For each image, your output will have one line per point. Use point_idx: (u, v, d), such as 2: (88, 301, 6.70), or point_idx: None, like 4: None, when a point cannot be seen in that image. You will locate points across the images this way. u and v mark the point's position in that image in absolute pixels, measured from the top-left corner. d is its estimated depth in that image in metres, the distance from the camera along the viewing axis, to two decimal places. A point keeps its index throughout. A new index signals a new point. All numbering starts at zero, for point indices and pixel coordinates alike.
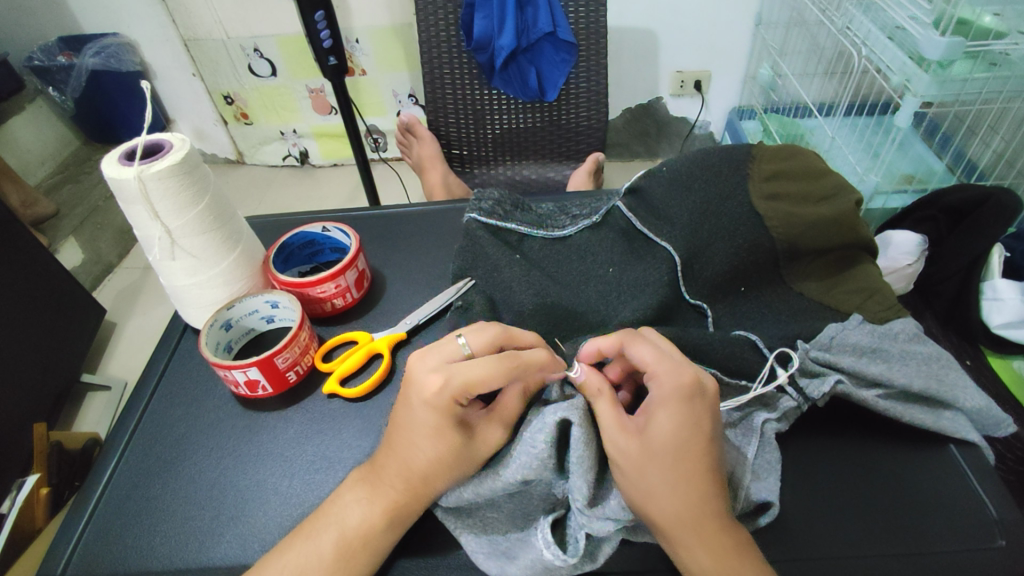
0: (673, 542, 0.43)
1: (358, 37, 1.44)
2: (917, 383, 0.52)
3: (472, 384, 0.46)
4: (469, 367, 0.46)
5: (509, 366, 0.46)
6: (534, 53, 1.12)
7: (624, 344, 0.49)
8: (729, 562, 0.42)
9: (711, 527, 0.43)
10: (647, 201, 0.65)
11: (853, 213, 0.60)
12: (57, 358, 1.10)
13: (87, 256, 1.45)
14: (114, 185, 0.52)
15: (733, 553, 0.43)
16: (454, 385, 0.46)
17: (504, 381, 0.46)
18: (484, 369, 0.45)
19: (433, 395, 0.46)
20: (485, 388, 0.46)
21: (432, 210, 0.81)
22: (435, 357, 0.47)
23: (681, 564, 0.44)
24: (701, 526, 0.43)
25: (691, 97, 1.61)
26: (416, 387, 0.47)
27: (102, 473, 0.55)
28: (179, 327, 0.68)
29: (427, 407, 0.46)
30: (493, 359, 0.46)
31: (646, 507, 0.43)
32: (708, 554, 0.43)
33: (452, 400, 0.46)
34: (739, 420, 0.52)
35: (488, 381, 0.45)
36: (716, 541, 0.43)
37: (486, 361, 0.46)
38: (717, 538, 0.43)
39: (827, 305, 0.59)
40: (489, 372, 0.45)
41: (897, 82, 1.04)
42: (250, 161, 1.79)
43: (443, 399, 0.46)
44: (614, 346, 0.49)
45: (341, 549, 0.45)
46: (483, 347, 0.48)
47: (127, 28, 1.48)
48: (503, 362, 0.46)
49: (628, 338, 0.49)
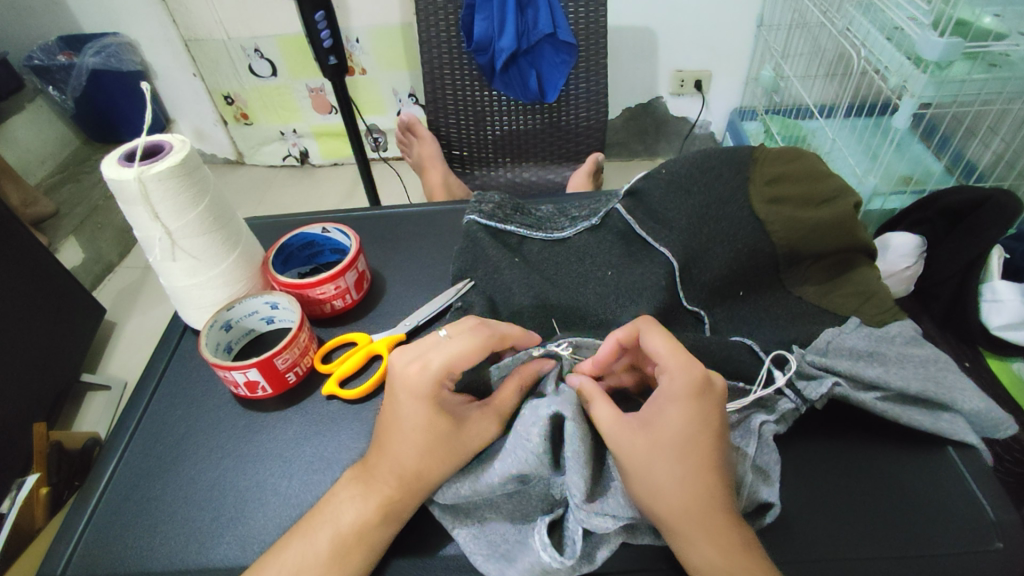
0: (675, 535, 0.44)
1: (357, 36, 1.44)
2: (914, 385, 0.52)
3: (451, 364, 0.47)
4: (446, 349, 0.48)
5: (485, 341, 0.49)
6: (534, 54, 1.11)
7: (640, 332, 0.49)
8: (735, 558, 0.43)
9: (718, 523, 0.43)
10: (645, 201, 0.66)
11: (853, 216, 0.61)
12: (56, 358, 1.10)
13: (88, 256, 1.45)
14: (114, 186, 0.52)
15: (737, 547, 0.43)
16: (433, 369, 0.47)
17: (482, 355, 0.48)
18: (460, 346, 0.48)
19: (417, 381, 0.47)
20: (465, 363, 0.48)
21: (432, 211, 0.81)
22: (415, 347, 0.49)
23: (684, 557, 0.44)
24: (708, 520, 0.43)
25: (691, 96, 1.61)
26: (398, 379, 0.48)
27: (101, 474, 0.56)
28: (179, 327, 0.68)
29: (413, 395, 0.47)
30: (467, 337, 0.48)
31: (648, 500, 0.44)
32: (713, 549, 0.43)
33: (437, 383, 0.47)
34: (739, 422, 0.52)
35: (465, 356, 0.47)
36: (722, 535, 0.43)
37: (463, 340, 0.48)
38: (721, 532, 0.43)
39: (827, 309, 0.60)
40: (465, 347, 0.48)
41: (895, 83, 1.05)
42: (250, 160, 1.79)
43: (427, 381, 0.47)
44: (631, 335, 0.49)
45: (337, 547, 0.45)
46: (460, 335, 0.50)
47: (127, 27, 1.48)
48: (476, 338, 0.48)
49: (645, 326, 0.49)
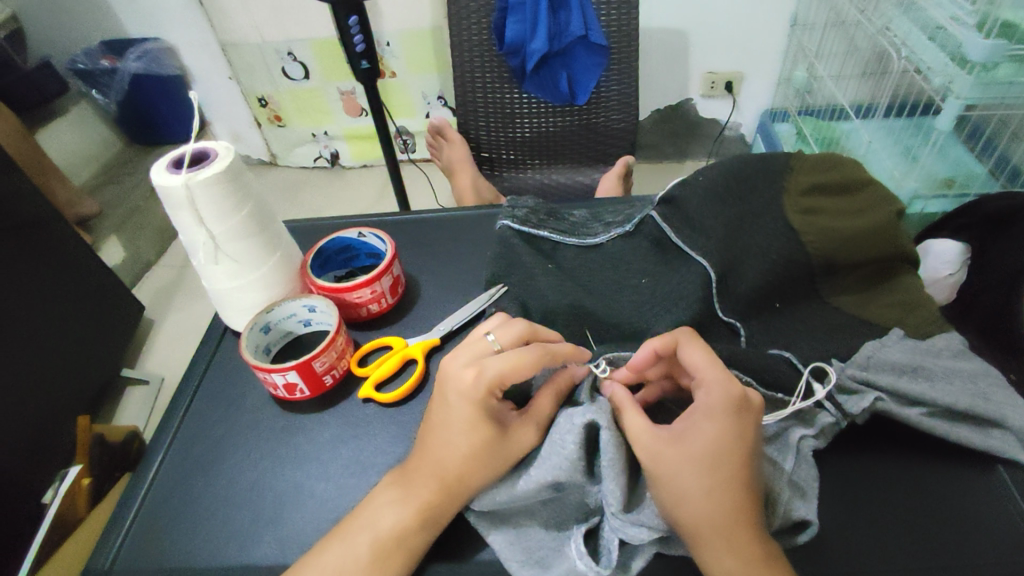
0: (699, 546, 0.43)
1: (389, 40, 1.46)
2: (963, 401, 0.51)
3: (504, 374, 0.48)
4: (501, 358, 0.48)
5: (538, 356, 0.48)
6: (567, 55, 1.12)
7: (680, 342, 0.48)
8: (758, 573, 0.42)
9: (743, 537, 0.42)
10: (682, 209, 0.64)
11: (895, 223, 0.60)
12: (98, 353, 1.13)
13: (128, 254, 1.50)
14: (162, 192, 0.54)
15: (761, 562, 0.42)
16: (487, 377, 0.48)
17: (534, 371, 0.48)
18: (515, 357, 0.48)
19: (470, 385, 0.48)
20: (518, 376, 0.48)
21: (465, 216, 0.81)
22: (465, 355, 0.50)
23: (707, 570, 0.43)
24: (733, 534, 0.42)
25: (722, 98, 1.59)
26: (451, 380, 0.49)
27: (146, 472, 0.57)
28: (219, 329, 0.70)
29: (464, 399, 0.48)
30: (522, 350, 0.49)
31: (676, 510, 0.43)
32: (738, 564, 0.42)
33: (488, 391, 0.48)
34: (777, 435, 0.51)
35: (520, 369, 0.48)
36: (747, 549, 0.42)
37: (517, 352, 0.48)
38: (748, 547, 0.42)
39: (866, 319, 0.58)
40: (518, 360, 0.48)
41: (939, 83, 1.02)
42: (283, 162, 1.82)
43: (479, 389, 0.48)
44: (669, 344, 0.49)
45: (376, 551, 0.46)
46: (512, 342, 0.50)
47: (166, 32, 1.52)
48: (531, 351, 0.48)
49: (685, 338, 0.49)
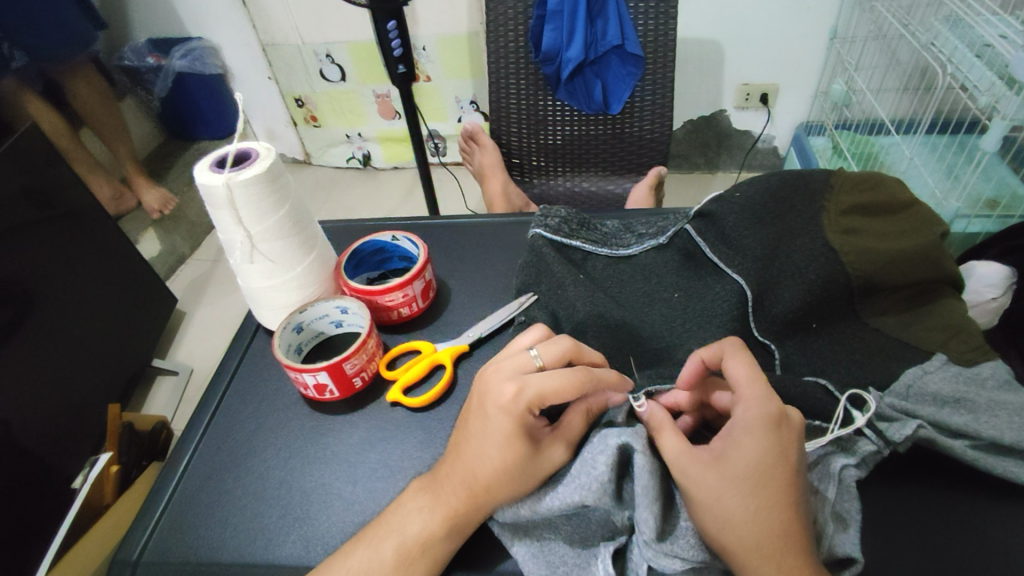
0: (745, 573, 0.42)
1: (424, 45, 1.48)
2: (1010, 434, 0.49)
3: (546, 394, 0.47)
4: (544, 378, 0.48)
5: (582, 378, 0.48)
6: (601, 64, 1.13)
7: (724, 353, 0.48)
8: None
9: (794, 564, 0.41)
10: (717, 224, 0.65)
11: (941, 246, 0.57)
12: (129, 343, 1.16)
13: (164, 248, 1.56)
14: (204, 190, 0.55)
15: None
16: (529, 395, 0.47)
17: (575, 394, 0.48)
18: (559, 378, 0.47)
19: (510, 402, 0.47)
20: (558, 398, 0.47)
21: (497, 222, 0.81)
22: (508, 368, 0.49)
23: None
24: (785, 562, 0.41)
25: (756, 110, 1.57)
26: (490, 394, 0.48)
27: (177, 464, 0.59)
28: (252, 326, 0.72)
29: (503, 415, 0.47)
30: (566, 370, 0.48)
31: (720, 535, 0.42)
32: None
33: (527, 409, 0.47)
34: (817, 463, 0.50)
35: (562, 391, 0.47)
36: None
37: (561, 373, 0.48)
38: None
39: (908, 343, 0.56)
40: (563, 383, 0.47)
41: (984, 103, 0.98)
42: (316, 161, 1.85)
43: (519, 407, 0.47)
44: (715, 356, 0.49)
45: (401, 556, 0.46)
46: (555, 359, 0.50)
47: (209, 32, 1.56)
48: (575, 374, 0.48)
49: (729, 351, 0.48)
